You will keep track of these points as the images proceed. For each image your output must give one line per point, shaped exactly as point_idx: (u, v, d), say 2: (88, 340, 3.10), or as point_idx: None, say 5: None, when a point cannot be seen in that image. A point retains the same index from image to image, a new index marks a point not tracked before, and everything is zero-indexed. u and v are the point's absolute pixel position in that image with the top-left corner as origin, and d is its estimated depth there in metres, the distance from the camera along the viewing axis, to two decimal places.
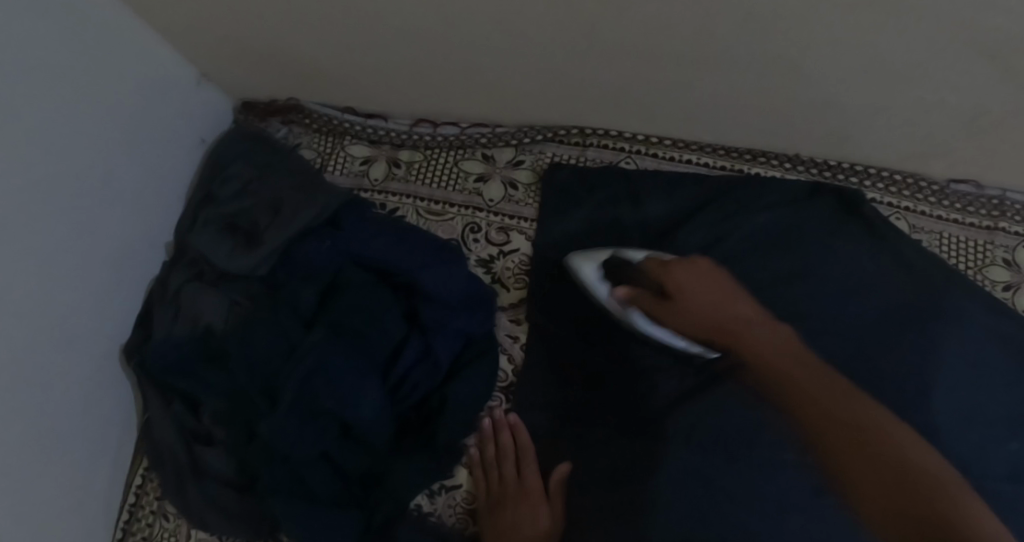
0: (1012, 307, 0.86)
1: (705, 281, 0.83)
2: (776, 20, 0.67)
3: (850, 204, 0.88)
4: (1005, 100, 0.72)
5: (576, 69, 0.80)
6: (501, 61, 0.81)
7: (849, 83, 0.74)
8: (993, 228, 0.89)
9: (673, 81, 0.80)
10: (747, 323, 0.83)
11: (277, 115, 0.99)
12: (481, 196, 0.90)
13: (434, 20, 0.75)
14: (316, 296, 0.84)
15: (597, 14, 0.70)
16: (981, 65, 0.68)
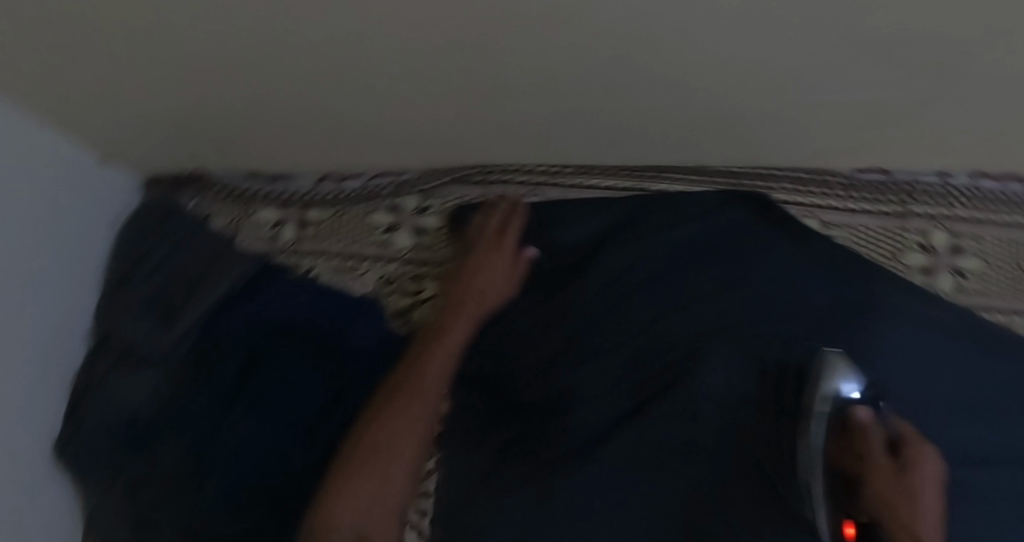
0: (931, 291, 0.87)
1: (925, 505, 0.73)
2: (658, 46, 0.67)
3: (762, 209, 0.87)
4: (899, 92, 0.73)
5: (473, 111, 0.80)
6: (398, 112, 0.80)
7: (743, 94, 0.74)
8: (905, 213, 0.89)
9: (571, 112, 0.79)
10: (932, 532, 0.72)
11: (184, 186, 0.96)
12: (392, 247, 0.90)
13: (323, 82, 0.75)
14: (238, 368, 0.85)
15: (482, 60, 0.70)
16: (869, 64, 0.68)
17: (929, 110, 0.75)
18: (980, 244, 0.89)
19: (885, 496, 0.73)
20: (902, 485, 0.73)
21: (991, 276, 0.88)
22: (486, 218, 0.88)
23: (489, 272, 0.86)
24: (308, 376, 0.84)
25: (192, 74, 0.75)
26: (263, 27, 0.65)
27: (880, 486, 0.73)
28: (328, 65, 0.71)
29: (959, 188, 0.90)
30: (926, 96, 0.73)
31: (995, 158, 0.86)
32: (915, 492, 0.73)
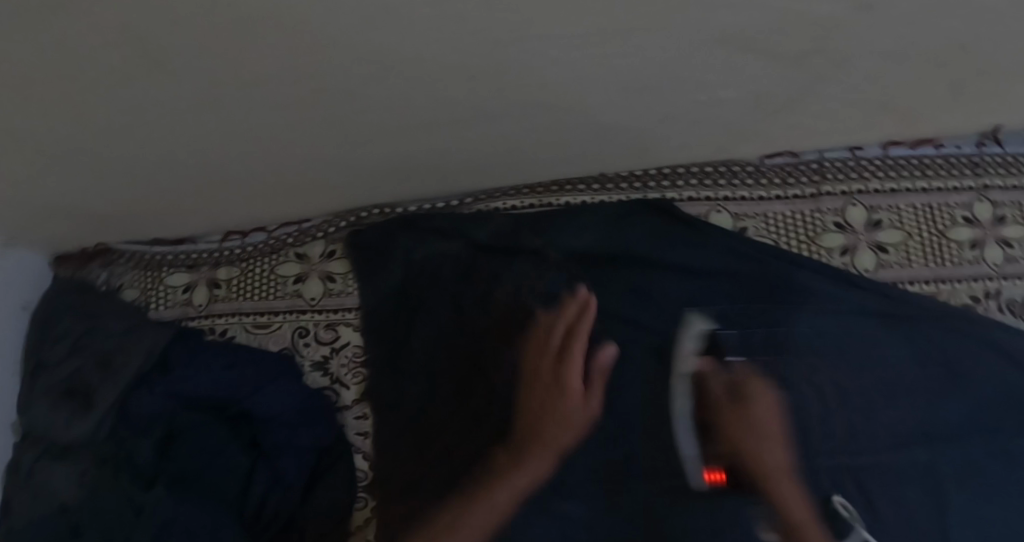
0: (852, 272, 0.85)
1: (768, 421, 0.80)
2: (526, 65, 0.65)
3: (662, 213, 0.86)
4: (785, 78, 0.71)
5: (357, 150, 0.78)
6: (284, 161, 0.79)
7: (628, 101, 0.72)
8: (818, 194, 0.87)
9: (459, 138, 0.77)
10: (775, 448, 0.79)
11: (94, 260, 0.93)
12: (302, 297, 0.88)
13: (197, 138, 0.72)
14: (154, 449, 0.81)
15: (354, 99, 0.69)
16: (744, 56, 0.66)
17: (818, 88, 0.73)
18: (896, 215, 0.87)
19: (734, 429, 0.78)
20: (750, 420, 0.79)
21: (911, 248, 0.86)
22: (417, 215, 0.87)
23: (563, 416, 0.79)
24: (227, 448, 0.81)
25: (64, 145, 0.72)
26: (119, 88, 0.63)
27: (744, 414, 0.79)
28: (201, 118, 0.69)
29: (868, 161, 0.89)
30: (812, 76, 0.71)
31: (900, 130, 0.85)
32: (762, 425, 0.79)
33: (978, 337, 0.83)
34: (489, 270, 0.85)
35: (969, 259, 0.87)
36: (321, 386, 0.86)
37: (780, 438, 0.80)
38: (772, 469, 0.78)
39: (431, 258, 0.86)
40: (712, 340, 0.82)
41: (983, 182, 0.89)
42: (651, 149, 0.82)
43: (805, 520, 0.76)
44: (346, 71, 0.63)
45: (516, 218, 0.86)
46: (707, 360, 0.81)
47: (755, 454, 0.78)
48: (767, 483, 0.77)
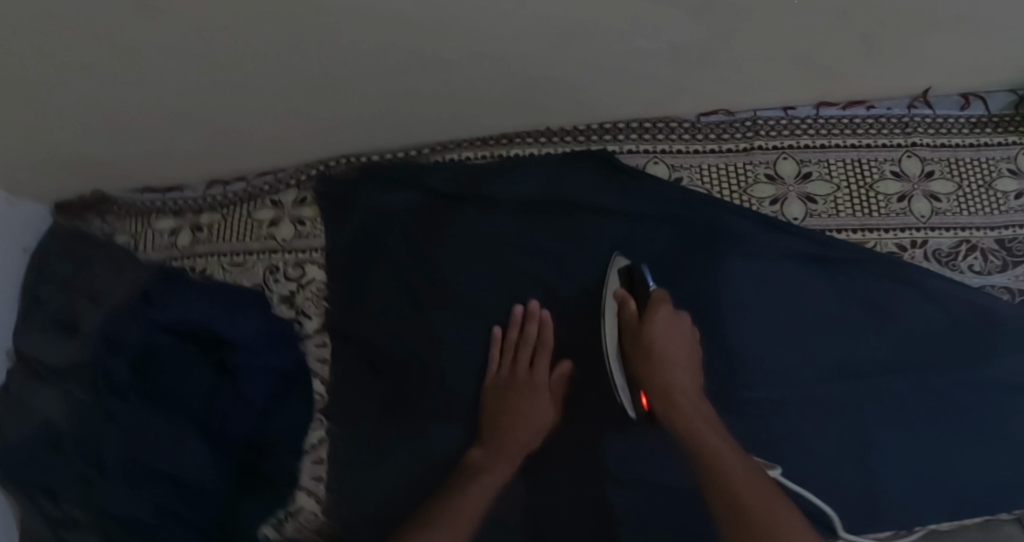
0: (780, 219, 0.91)
1: (672, 345, 0.85)
2: (457, 15, 0.73)
3: (602, 164, 0.93)
4: (699, 29, 0.78)
5: (320, 101, 0.87)
6: (256, 111, 0.88)
7: (558, 51, 0.80)
8: (750, 149, 0.94)
9: (410, 89, 0.86)
10: (672, 372, 0.84)
11: (88, 210, 1.01)
12: (275, 239, 0.97)
13: (175, 85, 0.81)
14: (128, 369, 0.87)
15: (310, 51, 0.78)
16: (653, 9, 0.74)
17: (733, 39, 0.79)
18: (825, 169, 0.93)
19: (638, 353, 0.85)
20: (653, 344, 0.84)
21: (838, 199, 0.92)
22: (380, 163, 0.95)
23: (529, 423, 0.88)
24: (194, 367, 0.88)
25: (57, 94, 0.81)
26: (99, 32, 0.72)
27: (649, 337, 0.84)
28: (174, 64, 0.78)
29: (800, 120, 0.94)
30: (725, 28, 0.78)
31: (826, 88, 0.91)
32: (652, 349, 0.84)
33: (897, 279, 0.88)
34: (441, 212, 0.93)
35: (896, 210, 0.92)
36: (288, 317, 0.94)
37: (688, 362, 0.85)
38: (670, 387, 0.84)
39: (390, 206, 0.94)
40: (634, 274, 0.88)
41: (912, 140, 0.94)
42: (588, 102, 0.90)
43: (700, 427, 0.82)
44: (297, 18, 0.72)
45: (468, 167, 0.94)
46: (626, 291, 0.88)
47: (656, 376, 0.84)
48: (662, 400, 0.84)
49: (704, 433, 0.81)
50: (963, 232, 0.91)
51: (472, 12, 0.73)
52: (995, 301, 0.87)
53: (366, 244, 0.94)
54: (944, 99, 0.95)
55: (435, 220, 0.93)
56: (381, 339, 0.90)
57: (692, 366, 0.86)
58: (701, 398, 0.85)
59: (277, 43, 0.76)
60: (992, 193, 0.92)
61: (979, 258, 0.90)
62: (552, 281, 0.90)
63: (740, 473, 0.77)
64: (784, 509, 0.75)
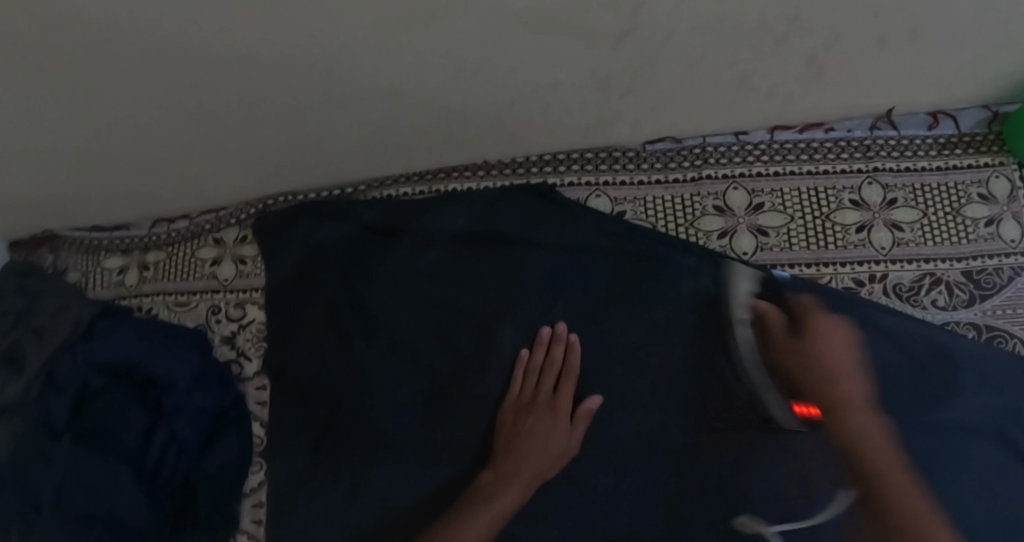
0: (729, 254, 0.86)
1: (835, 355, 0.82)
2: (359, 50, 0.71)
3: (540, 198, 0.90)
4: (615, 59, 0.74)
5: (245, 140, 0.85)
6: (184, 152, 0.87)
7: (474, 84, 0.77)
8: (698, 178, 0.89)
9: (335, 127, 0.84)
10: (848, 386, 0.81)
11: (41, 246, 1.02)
12: (217, 278, 0.96)
13: (94, 126, 0.81)
14: (67, 410, 0.87)
15: (221, 91, 0.77)
16: (559, 41, 0.71)
17: (657, 65, 0.76)
18: (778, 198, 0.88)
19: (799, 368, 0.82)
20: (813, 355, 0.82)
21: (792, 231, 0.87)
22: (317, 201, 0.94)
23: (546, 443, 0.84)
24: (130, 408, 0.88)
25: None
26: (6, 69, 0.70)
27: (807, 351, 0.82)
28: (89, 98, 0.76)
29: (753, 145, 0.89)
30: (643, 57, 0.74)
31: (776, 111, 0.86)
32: (826, 362, 0.82)
33: (849, 316, 0.83)
34: (376, 248, 0.91)
35: (854, 241, 0.86)
36: (228, 359, 0.94)
37: (859, 371, 0.81)
38: (842, 406, 0.80)
39: (327, 244, 0.92)
40: (778, 285, 0.84)
41: (874, 165, 0.89)
42: (523, 132, 0.86)
43: (871, 445, 0.79)
44: (201, 52, 0.70)
45: (403, 204, 0.92)
46: (769, 303, 0.84)
47: (833, 388, 0.81)
48: (834, 419, 0.80)
49: (874, 455, 0.78)
50: (926, 264, 0.86)
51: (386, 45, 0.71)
52: (957, 338, 0.82)
53: (303, 284, 0.92)
54: (911, 118, 0.89)
55: (369, 258, 0.91)
56: (314, 378, 0.89)
57: (869, 369, 0.81)
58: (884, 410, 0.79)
59: (193, 78, 0.74)
60: (960, 220, 0.87)
61: (943, 292, 0.85)
62: (482, 320, 0.88)
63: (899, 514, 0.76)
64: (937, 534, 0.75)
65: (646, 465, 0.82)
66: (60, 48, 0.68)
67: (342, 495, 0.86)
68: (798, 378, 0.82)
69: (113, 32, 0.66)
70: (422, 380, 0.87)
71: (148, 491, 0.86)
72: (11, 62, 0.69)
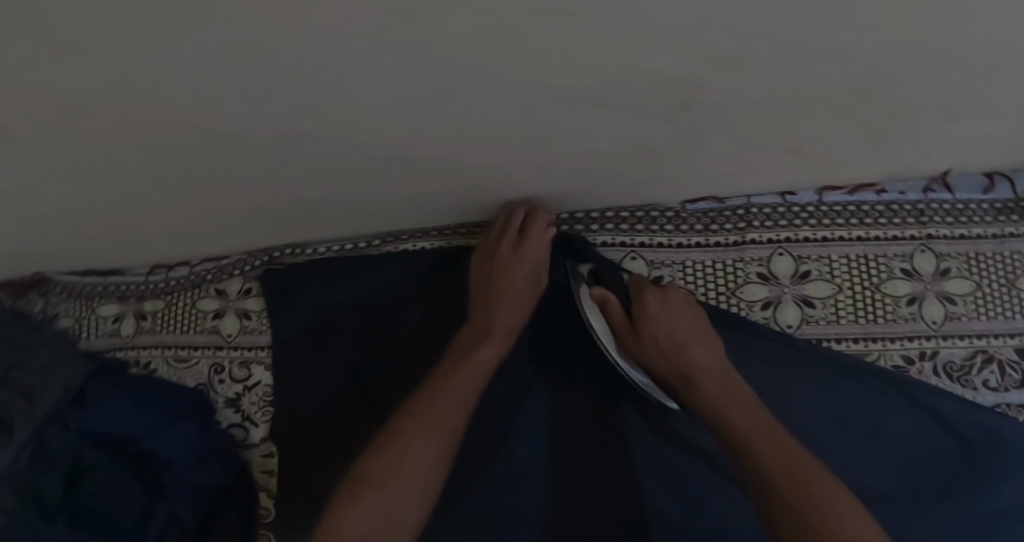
0: (772, 327, 0.81)
1: (680, 323, 0.77)
2: (383, 117, 0.64)
3: (569, 251, 0.84)
4: (662, 131, 0.68)
5: (246, 199, 0.78)
6: (179, 210, 0.79)
7: (506, 152, 0.70)
8: (741, 242, 0.83)
9: (349, 189, 0.77)
10: (698, 351, 0.75)
11: (30, 289, 0.96)
12: (219, 333, 0.90)
13: (83, 183, 0.73)
14: (59, 485, 0.82)
15: (225, 154, 0.69)
16: (606, 116, 0.65)
17: (707, 137, 0.70)
18: (826, 266, 0.82)
19: (649, 350, 0.77)
20: (651, 334, 0.77)
21: (840, 303, 0.82)
22: (328, 258, 0.87)
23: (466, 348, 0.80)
24: (126, 485, 0.82)
25: None
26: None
27: (639, 320, 0.77)
28: (77, 162, 0.69)
29: (800, 207, 0.84)
30: (694, 130, 0.68)
31: (828, 174, 0.80)
32: (656, 339, 0.76)
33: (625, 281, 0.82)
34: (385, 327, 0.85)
35: (904, 315, 0.82)
36: (231, 423, 0.88)
37: (699, 335, 0.76)
38: (693, 377, 0.75)
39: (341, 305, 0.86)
40: (602, 274, 0.82)
41: (927, 231, 0.83)
42: (556, 194, 0.80)
43: (742, 418, 0.72)
44: (191, 118, 0.63)
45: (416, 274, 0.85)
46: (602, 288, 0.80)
47: (690, 362, 0.75)
48: (698, 398, 0.74)
49: (737, 418, 0.71)
50: (978, 340, 0.81)
51: (402, 107, 0.63)
52: (1010, 422, 0.77)
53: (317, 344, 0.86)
54: (966, 180, 0.83)
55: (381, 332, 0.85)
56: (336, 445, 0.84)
57: (706, 331, 0.78)
58: (730, 377, 0.75)
59: (183, 142, 0.67)
60: (1014, 293, 0.82)
61: (995, 372, 0.80)
62: (502, 400, 0.84)
63: (775, 463, 0.68)
64: (846, 504, 0.66)
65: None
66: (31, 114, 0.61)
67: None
68: (664, 357, 0.76)
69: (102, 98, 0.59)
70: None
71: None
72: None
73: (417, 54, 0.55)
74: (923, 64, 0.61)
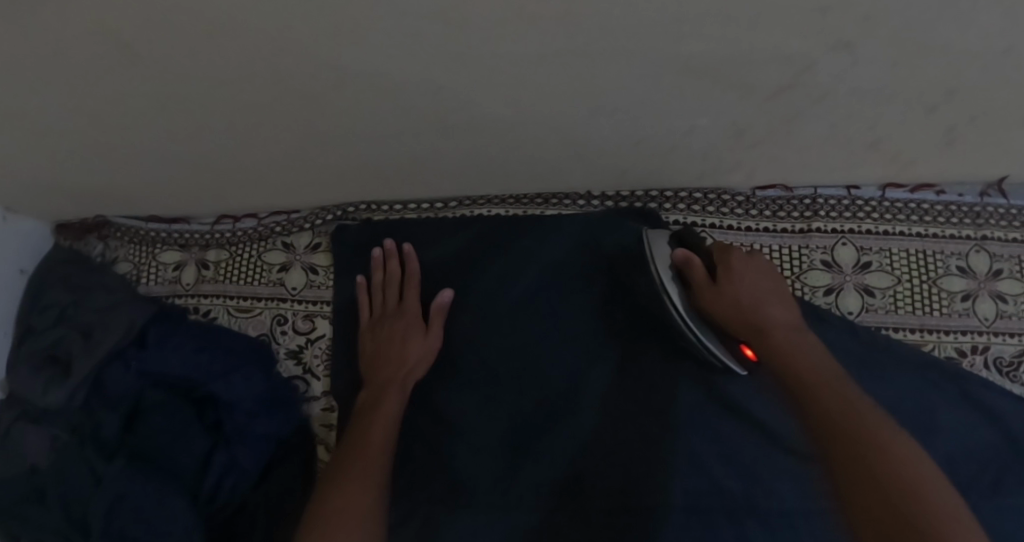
0: (833, 313, 0.84)
1: (760, 285, 0.78)
2: (491, 71, 0.65)
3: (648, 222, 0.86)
4: (751, 110, 0.71)
5: (331, 150, 0.79)
6: (263, 157, 0.81)
7: (598, 120, 0.73)
8: (807, 230, 0.86)
9: (434, 147, 0.78)
10: (777, 310, 0.76)
11: (90, 233, 0.97)
12: (284, 286, 0.90)
13: (178, 124, 0.74)
14: (118, 424, 0.84)
15: (327, 104, 0.70)
16: (703, 89, 0.67)
17: (790, 121, 0.72)
18: (886, 259, 0.86)
19: (727, 307, 0.77)
20: (736, 292, 0.77)
21: (898, 294, 0.85)
22: (403, 219, 0.90)
23: (402, 357, 0.84)
24: (188, 428, 0.83)
25: (48, 128, 0.75)
26: (85, 71, 0.65)
27: (724, 279, 0.77)
28: (181, 102, 0.70)
29: (863, 202, 0.86)
30: (780, 114, 0.71)
31: (895, 171, 0.82)
32: (739, 298, 0.76)
33: (707, 249, 0.80)
34: (390, 316, 0.86)
35: (958, 310, 0.85)
36: (293, 375, 0.88)
37: (778, 296, 0.78)
38: (773, 332, 0.75)
39: (415, 275, 0.88)
40: (685, 239, 0.82)
41: (982, 233, 0.86)
42: (633, 169, 0.83)
43: (826, 384, 0.69)
44: (304, 66, 0.64)
45: (385, 274, 0.88)
46: (685, 249, 0.80)
47: (770, 322, 0.75)
48: (779, 356, 0.73)
49: (809, 377, 0.70)
50: None
51: (511, 67, 0.64)
52: None
53: (385, 312, 0.87)
54: None
55: (382, 320, 0.86)
56: (392, 410, 0.82)
57: (783, 298, 0.78)
58: (808, 337, 0.75)
59: (287, 91, 0.68)
60: None
61: None
62: (568, 367, 0.85)
63: (864, 421, 0.65)
64: (926, 475, 0.62)
65: (731, 513, 0.80)
66: (148, 52, 0.62)
67: (418, 525, 0.83)
68: (745, 314, 0.76)
69: (225, 33, 0.60)
70: (505, 428, 0.85)
71: (210, 524, 0.81)
72: (94, 60, 0.63)
73: (539, 16, 0.58)
74: (1012, 71, 0.64)
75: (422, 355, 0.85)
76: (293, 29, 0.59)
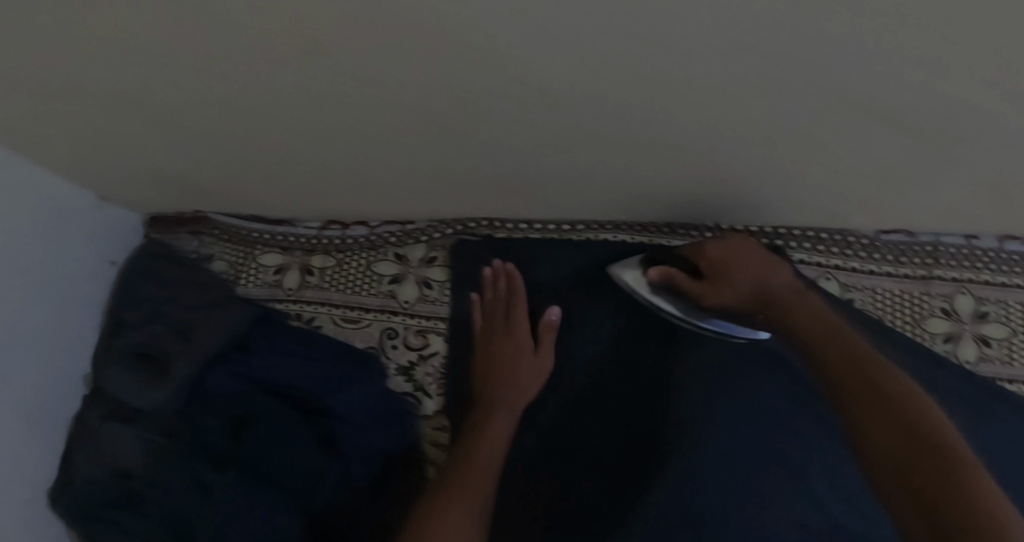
0: (951, 361, 0.85)
1: (744, 263, 0.76)
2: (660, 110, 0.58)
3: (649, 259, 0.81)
4: (914, 161, 0.64)
5: (456, 166, 0.74)
6: (384, 168, 0.76)
7: (756, 162, 0.67)
8: (928, 277, 0.87)
9: (567, 174, 0.74)
10: (780, 276, 0.77)
11: (185, 227, 0.95)
12: (395, 299, 0.89)
13: (309, 135, 0.69)
14: (224, 432, 0.81)
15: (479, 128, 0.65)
16: (883, 141, 0.60)
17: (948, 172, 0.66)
18: (1005, 310, 0.86)
19: (730, 298, 0.77)
20: (729, 284, 0.76)
21: (1015, 346, 0.85)
22: (523, 237, 0.88)
23: (512, 379, 0.85)
24: (299, 440, 0.80)
25: (169, 128, 0.70)
26: (235, 87, 0.59)
27: (713, 277, 0.76)
28: (315, 116, 0.64)
29: (982, 251, 0.86)
30: (945, 165, 0.64)
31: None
32: (737, 285, 0.76)
33: (685, 256, 0.78)
34: (498, 336, 0.86)
35: None
36: (403, 392, 0.86)
37: (772, 262, 0.77)
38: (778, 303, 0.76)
39: (521, 295, 0.87)
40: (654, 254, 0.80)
41: None
42: (770, 208, 0.80)
43: (828, 342, 0.73)
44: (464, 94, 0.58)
45: (494, 292, 0.87)
46: (658, 266, 0.78)
47: (774, 295, 0.76)
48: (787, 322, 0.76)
49: (813, 339, 0.74)
50: None
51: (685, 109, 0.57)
52: None
53: (490, 331, 0.87)
54: None
55: (490, 340, 0.87)
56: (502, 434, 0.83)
57: (774, 259, 0.78)
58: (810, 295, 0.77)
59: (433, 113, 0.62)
60: None
61: None
62: (689, 399, 0.82)
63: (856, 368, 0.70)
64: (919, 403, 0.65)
65: None
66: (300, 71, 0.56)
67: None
68: (745, 299, 0.77)
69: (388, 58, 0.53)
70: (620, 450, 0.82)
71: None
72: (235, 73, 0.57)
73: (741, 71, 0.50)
74: None
75: (533, 377, 0.85)
76: (483, 67, 0.53)
